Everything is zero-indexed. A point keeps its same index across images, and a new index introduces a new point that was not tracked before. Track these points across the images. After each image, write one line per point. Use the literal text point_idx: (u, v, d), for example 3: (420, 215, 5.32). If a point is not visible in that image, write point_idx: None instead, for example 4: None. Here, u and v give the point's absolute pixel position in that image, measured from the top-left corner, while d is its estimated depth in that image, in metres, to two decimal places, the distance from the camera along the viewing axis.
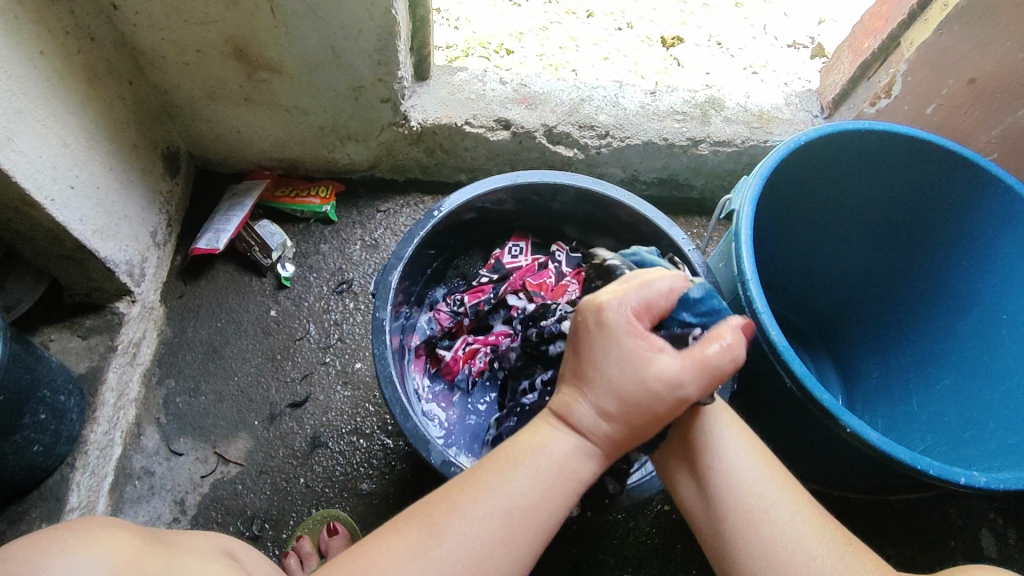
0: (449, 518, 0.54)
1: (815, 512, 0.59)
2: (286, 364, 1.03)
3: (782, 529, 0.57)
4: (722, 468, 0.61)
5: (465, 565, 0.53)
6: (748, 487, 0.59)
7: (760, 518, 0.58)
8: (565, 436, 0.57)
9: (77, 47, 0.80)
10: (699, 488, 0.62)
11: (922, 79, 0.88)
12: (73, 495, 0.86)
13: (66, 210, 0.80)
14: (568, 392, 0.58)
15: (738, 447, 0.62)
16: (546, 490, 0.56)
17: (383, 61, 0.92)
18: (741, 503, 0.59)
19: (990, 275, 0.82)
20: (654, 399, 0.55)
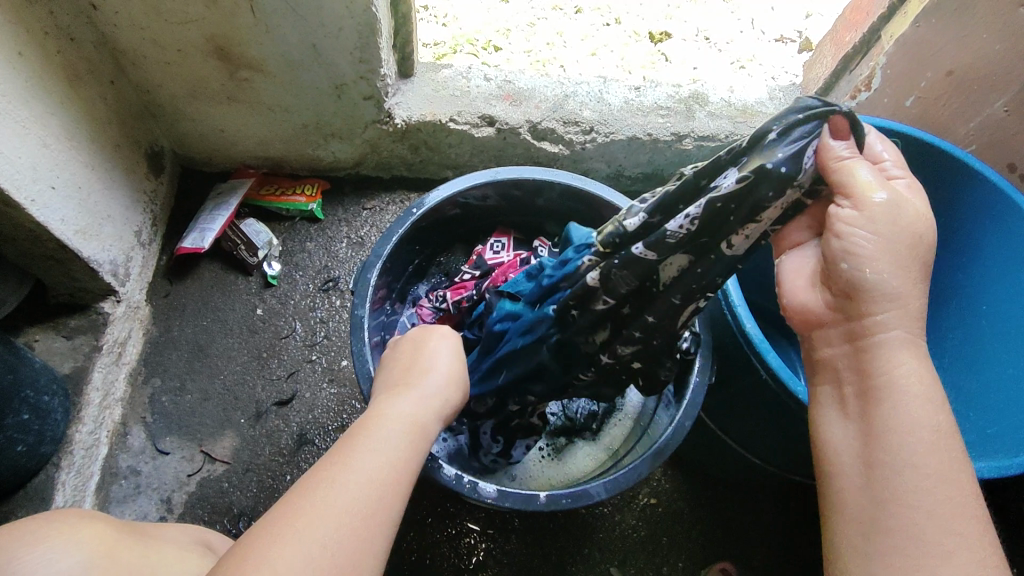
0: (328, 468, 0.52)
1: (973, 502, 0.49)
2: (272, 362, 1.03)
3: (922, 490, 0.49)
4: (892, 406, 0.52)
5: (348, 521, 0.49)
6: (908, 437, 0.51)
7: (902, 476, 0.50)
8: (407, 395, 0.61)
9: (57, 47, 0.80)
10: (847, 424, 0.55)
11: (901, 72, 0.89)
12: (58, 494, 0.86)
13: (47, 210, 0.80)
14: (397, 380, 0.64)
15: (924, 402, 0.52)
16: (409, 439, 0.57)
17: (365, 58, 0.92)
18: (889, 446, 0.51)
19: (969, 268, 0.83)
20: (453, 388, 0.64)
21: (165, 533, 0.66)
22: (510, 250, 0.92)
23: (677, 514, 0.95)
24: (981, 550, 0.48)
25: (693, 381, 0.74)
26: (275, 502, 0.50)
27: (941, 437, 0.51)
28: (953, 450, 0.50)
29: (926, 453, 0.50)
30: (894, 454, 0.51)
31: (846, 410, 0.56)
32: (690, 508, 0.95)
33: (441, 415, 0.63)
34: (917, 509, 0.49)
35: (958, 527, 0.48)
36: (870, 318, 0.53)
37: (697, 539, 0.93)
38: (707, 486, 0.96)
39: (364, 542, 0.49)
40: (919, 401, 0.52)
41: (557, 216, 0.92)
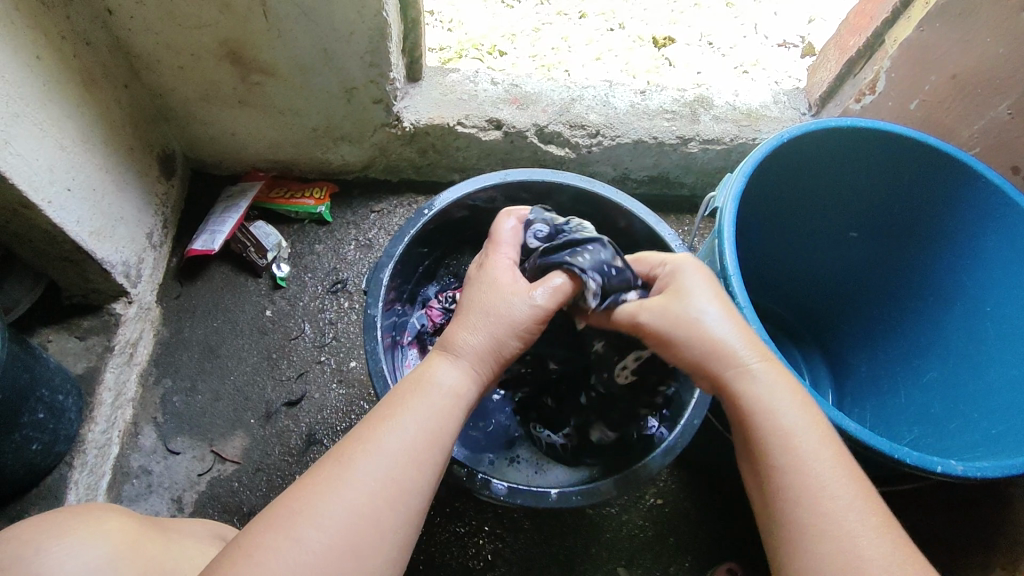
0: (351, 450, 0.54)
1: (864, 496, 0.53)
2: (282, 363, 1.04)
3: (827, 493, 0.53)
4: (771, 427, 0.56)
5: (362, 497, 0.51)
6: (794, 447, 0.55)
7: (804, 482, 0.54)
8: (448, 362, 0.60)
9: (73, 52, 0.81)
10: (750, 469, 0.59)
11: (905, 76, 0.90)
12: (71, 493, 0.86)
13: (64, 212, 0.81)
14: (448, 334, 0.62)
15: (788, 406, 0.57)
16: (439, 415, 0.57)
17: (375, 62, 0.93)
18: (782, 463, 0.55)
19: (972, 269, 0.84)
20: (514, 339, 0.61)
21: (180, 529, 0.67)
22: None
23: (683, 515, 0.95)
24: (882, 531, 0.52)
25: (700, 381, 0.75)
26: (310, 470, 0.54)
27: (819, 445, 0.55)
28: (817, 443, 0.55)
29: (810, 465, 0.54)
30: (779, 488, 0.54)
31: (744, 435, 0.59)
32: (697, 508, 0.96)
33: (487, 376, 0.62)
34: (826, 510, 0.52)
35: (853, 531, 0.51)
36: (717, 363, 0.59)
37: (704, 540, 0.94)
38: (712, 486, 0.97)
39: (382, 520, 0.51)
40: (772, 415, 0.56)
41: None
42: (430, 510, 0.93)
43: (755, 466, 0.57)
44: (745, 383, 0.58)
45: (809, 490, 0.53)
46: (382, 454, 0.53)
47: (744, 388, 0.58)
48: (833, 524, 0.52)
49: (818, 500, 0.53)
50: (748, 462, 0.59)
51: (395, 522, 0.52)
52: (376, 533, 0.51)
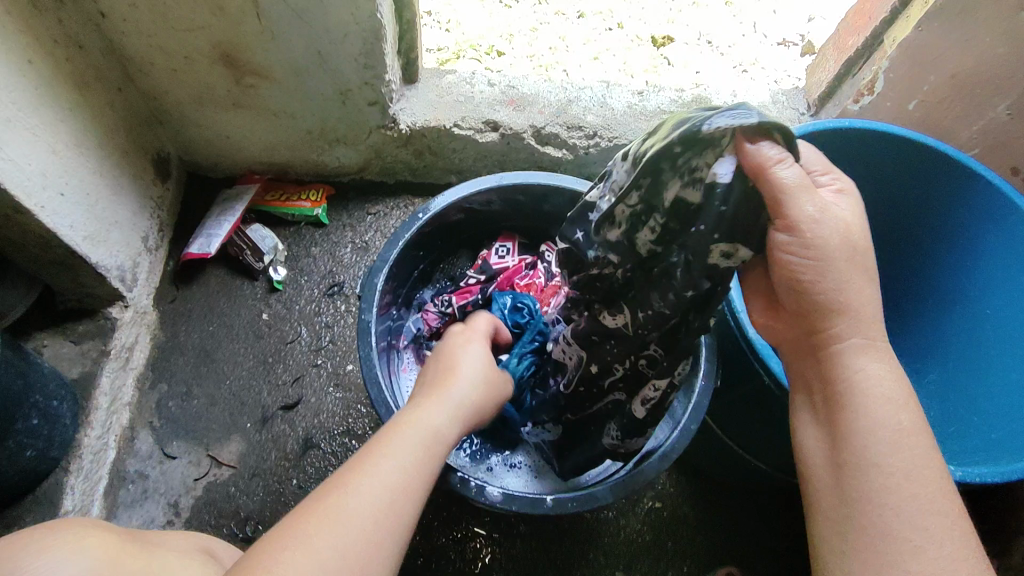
0: (343, 479, 0.53)
1: (956, 512, 0.50)
2: (278, 367, 1.04)
3: (911, 483, 0.51)
4: (865, 429, 0.53)
5: (357, 532, 0.50)
6: (889, 451, 0.52)
7: (887, 487, 0.51)
8: (436, 402, 0.62)
9: (66, 56, 0.81)
10: (822, 430, 0.57)
11: (904, 77, 0.89)
12: (67, 498, 0.86)
13: (56, 217, 0.81)
14: (434, 383, 0.66)
15: (890, 401, 0.53)
16: (427, 452, 0.57)
17: (370, 65, 0.93)
18: (877, 455, 0.52)
19: (972, 271, 0.83)
20: (490, 397, 0.68)
21: (174, 538, 0.66)
22: (515, 254, 0.95)
23: (680, 518, 0.95)
24: (961, 540, 0.49)
25: (697, 386, 0.74)
26: (292, 509, 0.51)
27: (908, 438, 0.53)
28: (920, 446, 0.52)
29: (894, 451, 0.52)
30: (868, 461, 0.52)
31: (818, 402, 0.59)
32: (695, 512, 0.95)
33: (471, 424, 0.64)
34: (891, 515, 0.50)
35: (928, 526, 0.49)
36: (829, 327, 0.55)
37: (702, 543, 0.93)
38: (710, 490, 0.96)
39: (375, 553, 0.50)
40: (880, 400, 0.54)
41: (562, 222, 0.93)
42: (426, 515, 0.92)
43: (834, 422, 0.55)
44: (861, 356, 0.55)
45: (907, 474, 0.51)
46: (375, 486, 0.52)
47: (842, 353, 0.55)
48: (907, 520, 0.50)
49: (886, 495, 0.51)
50: (824, 430, 0.57)
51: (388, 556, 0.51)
52: (370, 567, 0.49)
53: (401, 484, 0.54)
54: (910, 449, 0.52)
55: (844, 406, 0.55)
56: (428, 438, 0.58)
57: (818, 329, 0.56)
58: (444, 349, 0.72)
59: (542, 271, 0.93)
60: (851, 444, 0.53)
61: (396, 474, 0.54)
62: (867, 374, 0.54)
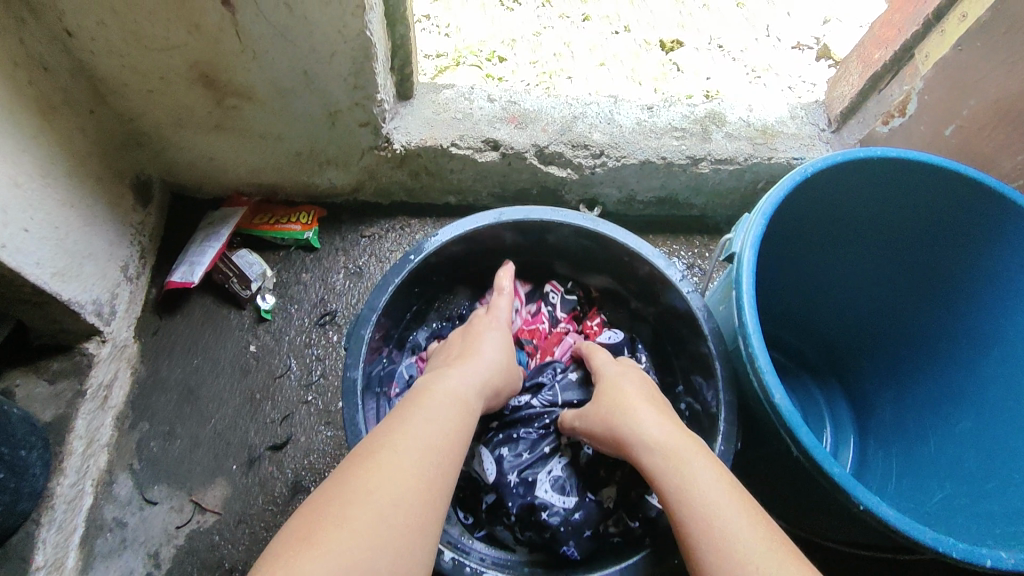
0: (373, 449, 0.52)
1: (776, 536, 0.51)
2: (266, 404, 0.98)
3: (737, 534, 0.51)
4: (676, 489, 0.57)
5: (400, 490, 0.49)
6: (716, 512, 0.53)
7: (722, 521, 0.53)
8: (451, 373, 0.66)
9: (29, 80, 0.75)
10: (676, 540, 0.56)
11: (938, 97, 0.82)
12: (38, 554, 0.81)
13: (20, 255, 0.75)
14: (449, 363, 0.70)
15: (710, 476, 0.57)
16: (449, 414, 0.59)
17: (360, 84, 0.86)
18: (702, 524, 0.53)
19: (1013, 313, 0.75)
20: (502, 371, 0.72)
21: None
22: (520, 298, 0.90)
23: None
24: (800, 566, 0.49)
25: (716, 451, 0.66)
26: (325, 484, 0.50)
27: (734, 497, 0.55)
28: (737, 503, 0.54)
29: (723, 513, 0.53)
30: (699, 538, 0.53)
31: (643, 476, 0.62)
32: None
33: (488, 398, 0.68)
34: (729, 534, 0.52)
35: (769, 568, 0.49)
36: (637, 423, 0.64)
37: None
38: None
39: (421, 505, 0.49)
40: (689, 477, 0.57)
41: (566, 258, 0.87)
42: None
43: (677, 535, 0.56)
44: (665, 452, 0.60)
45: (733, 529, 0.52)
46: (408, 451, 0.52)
47: (663, 453, 0.60)
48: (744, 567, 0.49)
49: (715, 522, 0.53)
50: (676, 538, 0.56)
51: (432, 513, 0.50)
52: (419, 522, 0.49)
53: (434, 446, 0.54)
54: (736, 495, 0.55)
55: (664, 483, 0.58)
56: (451, 401, 0.61)
57: (643, 449, 0.62)
58: (468, 331, 0.78)
59: (548, 317, 0.90)
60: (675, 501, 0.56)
61: (427, 439, 0.54)
62: (668, 465, 0.59)
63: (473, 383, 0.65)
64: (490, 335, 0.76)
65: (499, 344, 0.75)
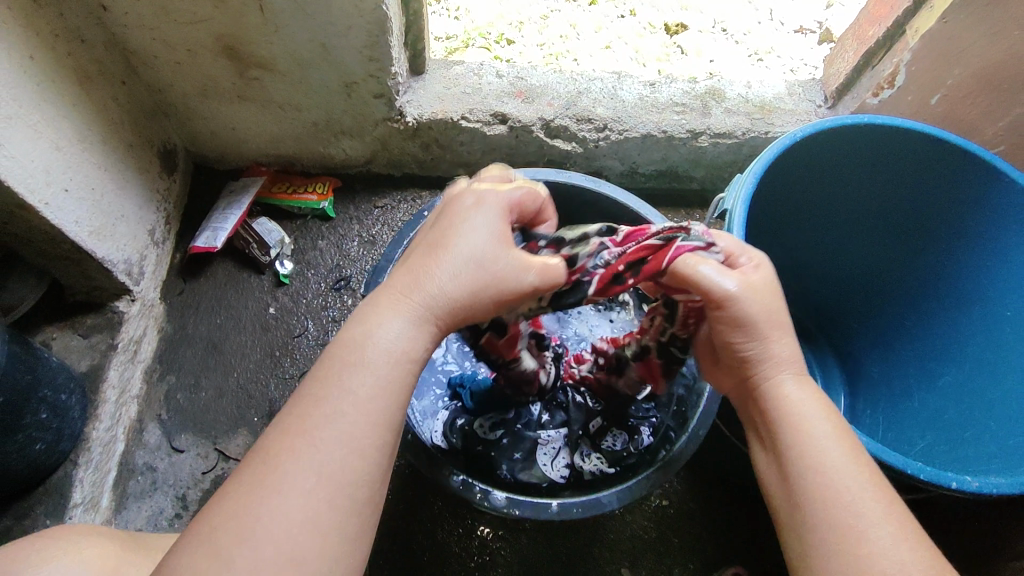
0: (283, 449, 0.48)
1: (887, 503, 0.51)
2: (285, 360, 1.03)
3: (848, 497, 0.51)
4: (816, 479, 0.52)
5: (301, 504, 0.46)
6: (833, 470, 0.52)
7: (839, 480, 0.52)
8: (443, 255, 0.53)
9: (67, 49, 0.80)
10: (767, 457, 0.57)
11: (925, 69, 0.86)
12: (76, 490, 0.87)
13: (61, 212, 0.81)
14: (435, 233, 0.55)
15: (820, 421, 0.55)
16: (378, 383, 0.50)
17: (375, 56, 0.91)
18: (805, 468, 0.53)
19: (996, 272, 0.80)
20: (490, 292, 0.53)
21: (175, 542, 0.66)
22: None
23: (687, 517, 0.94)
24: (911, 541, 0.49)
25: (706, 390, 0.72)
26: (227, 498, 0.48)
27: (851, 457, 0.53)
28: (853, 462, 0.52)
29: (839, 470, 0.52)
30: (812, 489, 0.52)
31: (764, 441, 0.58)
32: (702, 510, 0.94)
33: (455, 319, 0.53)
34: (869, 541, 0.49)
35: (880, 534, 0.49)
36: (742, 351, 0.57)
37: (707, 542, 0.93)
38: (717, 490, 0.95)
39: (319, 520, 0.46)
40: (802, 421, 0.54)
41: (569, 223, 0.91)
42: (432, 510, 0.93)
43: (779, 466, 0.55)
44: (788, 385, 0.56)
45: (851, 493, 0.51)
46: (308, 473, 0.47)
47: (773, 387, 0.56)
48: (859, 534, 0.49)
49: (853, 528, 0.50)
50: (774, 465, 0.56)
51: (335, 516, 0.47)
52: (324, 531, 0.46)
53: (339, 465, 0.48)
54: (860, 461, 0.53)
55: (783, 423, 0.55)
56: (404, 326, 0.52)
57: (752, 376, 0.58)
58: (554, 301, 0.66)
59: None
60: (807, 490, 0.52)
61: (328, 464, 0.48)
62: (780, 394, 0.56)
63: (455, 275, 0.52)
64: (487, 197, 0.57)
65: (481, 237, 0.53)
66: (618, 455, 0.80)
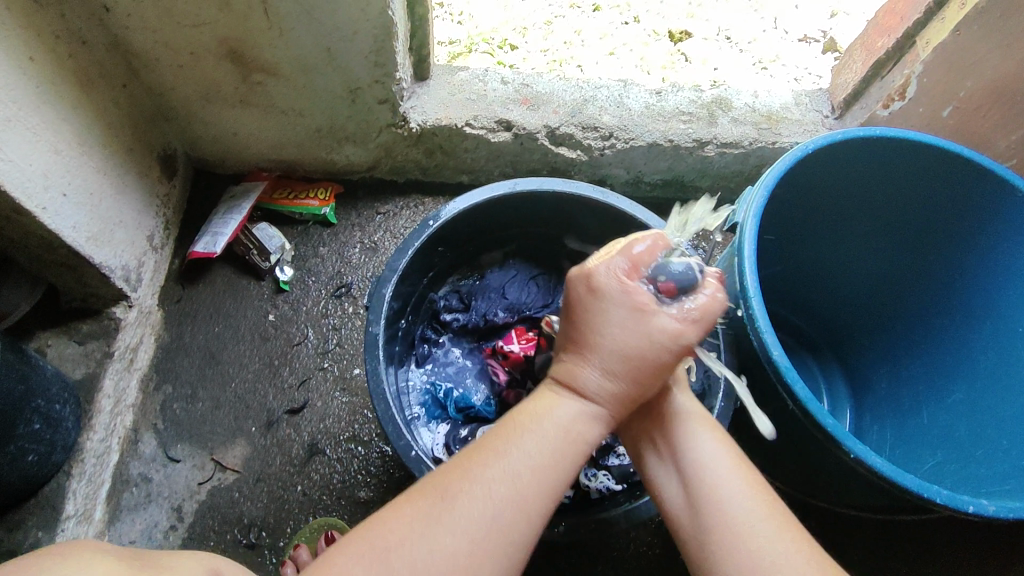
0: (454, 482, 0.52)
1: (773, 503, 0.55)
2: (284, 369, 1.02)
3: (737, 493, 0.55)
4: (713, 487, 0.55)
5: (465, 539, 0.50)
6: (724, 470, 0.56)
7: (731, 481, 0.55)
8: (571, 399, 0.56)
9: (68, 52, 0.78)
10: (665, 462, 0.59)
11: (936, 80, 0.86)
12: (69, 502, 0.85)
13: (59, 217, 0.79)
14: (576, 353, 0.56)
15: (706, 427, 0.60)
16: (545, 451, 0.53)
17: (381, 62, 0.90)
18: (700, 469, 0.57)
19: (1006, 289, 0.79)
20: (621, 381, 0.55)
21: None
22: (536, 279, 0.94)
23: None
24: (796, 536, 0.53)
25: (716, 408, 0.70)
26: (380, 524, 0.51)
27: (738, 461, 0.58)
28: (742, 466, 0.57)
29: (730, 470, 0.56)
30: (706, 487, 0.55)
31: (663, 452, 0.60)
32: None
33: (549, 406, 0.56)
34: (759, 537, 0.52)
35: (769, 525, 0.53)
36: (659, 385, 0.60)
37: None
38: None
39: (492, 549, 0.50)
40: (694, 425, 0.60)
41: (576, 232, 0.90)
42: None
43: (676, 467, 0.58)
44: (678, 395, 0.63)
45: (744, 490, 0.55)
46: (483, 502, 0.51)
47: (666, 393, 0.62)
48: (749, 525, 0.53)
49: (741, 526, 0.53)
50: (671, 469, 0.59)
51: (509, 549, 0.51)
52: (494, 557, 0.50)
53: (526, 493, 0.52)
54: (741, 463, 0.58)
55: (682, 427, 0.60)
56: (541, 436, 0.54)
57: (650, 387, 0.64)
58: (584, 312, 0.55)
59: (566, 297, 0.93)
60: (705, 485, 0.55)
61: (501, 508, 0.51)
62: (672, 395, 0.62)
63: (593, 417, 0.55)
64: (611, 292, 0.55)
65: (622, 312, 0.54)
66: (623, 470, 0.80)
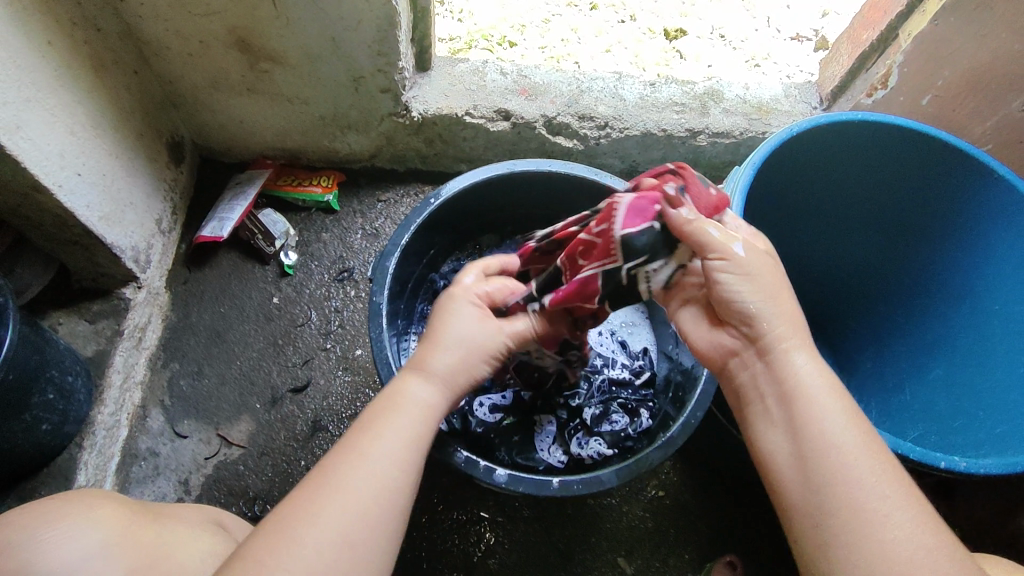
0: (335, 464, 0.55)
1: (910, 496, 0.51)
2: (288, 349, 1.05)
3: (867, 478, 0.51)
4: (838, 468, 0.51)
5: (343, 518, 0.52)
6: (850, 449, 0.52)
7: (856, 461, 0.51)
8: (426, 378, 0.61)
9: (83, 37, 0.82)
10: (775, 431, 0.55)
11: (917, 70, 0.89)
12: (80, 473, 0.88)
13: (73, 196, 0.82)
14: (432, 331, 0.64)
15: (827, 396, 0.54)
16: (415, 430, 0.58)
17: (384, 51, 0.93)
18: (825, 445, 0.52)
19: (983, 268, 0.83)
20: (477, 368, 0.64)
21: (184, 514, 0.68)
22: None
23: (684, 508, 0.96)
24: (933, 527, 0.49)
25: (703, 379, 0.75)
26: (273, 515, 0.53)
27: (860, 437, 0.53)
28: (868, 445, 0.52)
29: (857, 451, 0.52)
30: (837, 468, 0.51)
31: (776, 421, 0.55)
32: (698, 500, 0.96)
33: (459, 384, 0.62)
34: (896, 527, 0.49)
35: (900, 512, 0.50)
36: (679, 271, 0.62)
37: (703, 531, 0.94)
38: (712, 480, 0.97)
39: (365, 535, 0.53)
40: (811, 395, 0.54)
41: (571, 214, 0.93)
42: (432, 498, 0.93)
43: (794, 436, 0.54)
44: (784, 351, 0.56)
45: (869, 473, 0.51)
46: (355, 490, 0.54)
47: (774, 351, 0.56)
48: (877, 512, 0.50)
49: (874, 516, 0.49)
50: (783, 437, 0.55)
51: (378, 530, 0.54)
52: (366, 529, 0.53)
53: (385, 478, 0.55)
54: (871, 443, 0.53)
55: (800, 395, 0.55)
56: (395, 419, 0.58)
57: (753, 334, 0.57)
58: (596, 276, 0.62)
59: None
60: (836, 466, 0.51)
61: (366, 484, 0.54)
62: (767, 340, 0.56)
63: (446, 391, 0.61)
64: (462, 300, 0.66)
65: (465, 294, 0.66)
66: (617, 436, 0.83)
